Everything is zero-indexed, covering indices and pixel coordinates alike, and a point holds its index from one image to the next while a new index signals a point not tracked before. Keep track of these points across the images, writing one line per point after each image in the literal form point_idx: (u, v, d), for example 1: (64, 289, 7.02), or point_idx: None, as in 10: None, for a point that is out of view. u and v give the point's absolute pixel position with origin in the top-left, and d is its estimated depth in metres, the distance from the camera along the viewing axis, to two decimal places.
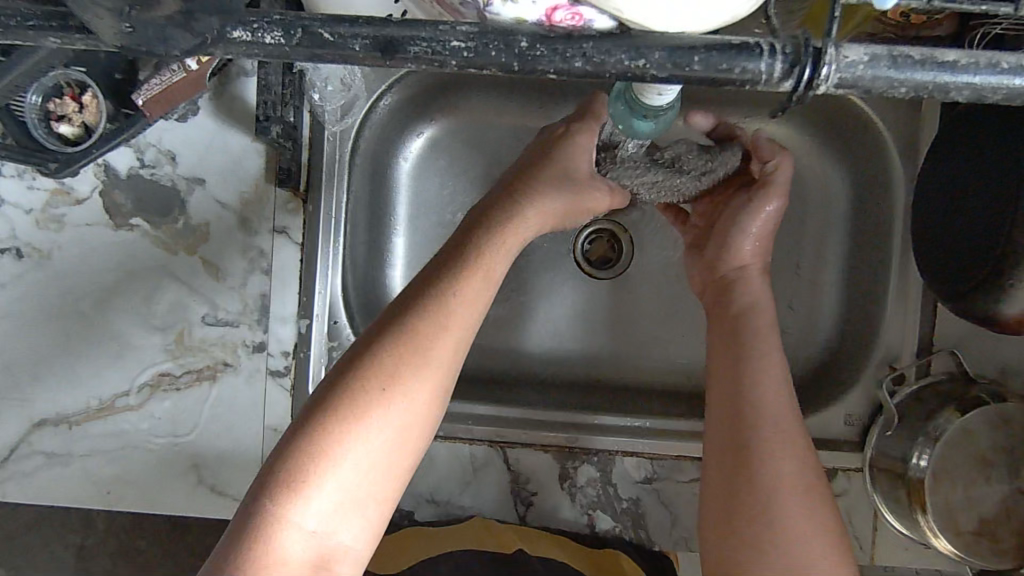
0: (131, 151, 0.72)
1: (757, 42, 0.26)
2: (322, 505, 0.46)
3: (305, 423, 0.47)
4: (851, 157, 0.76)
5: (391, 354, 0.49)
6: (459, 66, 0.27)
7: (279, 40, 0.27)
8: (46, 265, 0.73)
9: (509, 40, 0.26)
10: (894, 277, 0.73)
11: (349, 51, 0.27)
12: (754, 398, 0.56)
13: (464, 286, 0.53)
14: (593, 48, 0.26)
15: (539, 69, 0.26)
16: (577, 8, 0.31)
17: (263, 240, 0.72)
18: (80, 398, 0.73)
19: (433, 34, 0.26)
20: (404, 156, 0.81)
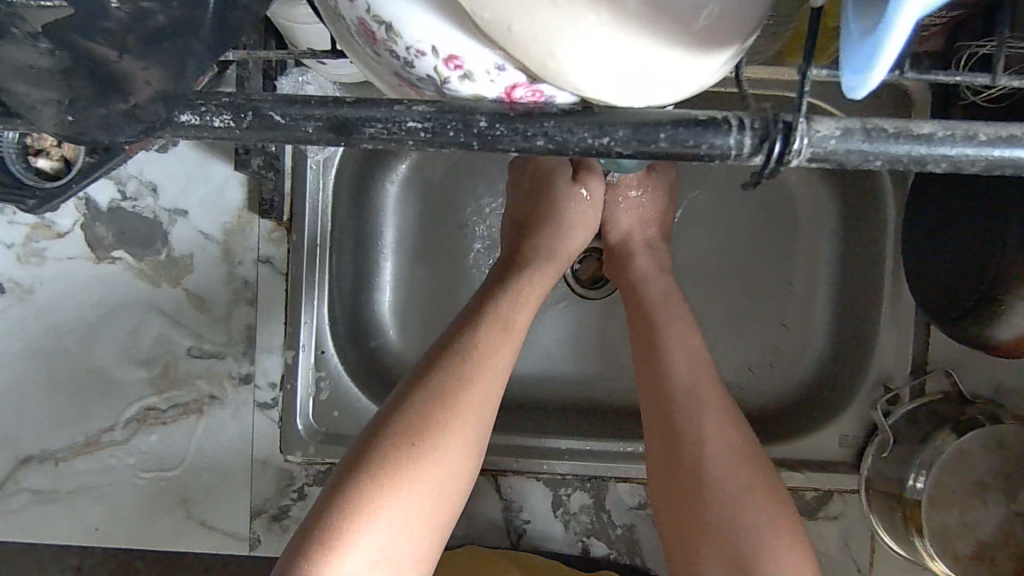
0: (112, 184, 0.71)
1: (725, 117, 0.26)
2: (362, 563, 0.47)
3: (341, 484, 0.49)
4: (842, 173, 0.76)
5: (424, 414, 0.51)
6: (416, 146, 0.27)
7: (228, 123, 0.28)
8: (29, 300, 0.72)
9: (468, 119, 0.27)
10: (886, 296, 0.72)
11: (301, 132, 0.28)
12: (686, 413, 0.56)
13: (484, 347, 0.55)
14: (555, 127, 0.26)
15: (500, 148, 0.27)
16: (536, 85, 0.31)
17: (247, 271, 0.72)
18: (66, 434, 0.72)
19: (388, 114, 0.27)
20: (392, 178, 0.78)
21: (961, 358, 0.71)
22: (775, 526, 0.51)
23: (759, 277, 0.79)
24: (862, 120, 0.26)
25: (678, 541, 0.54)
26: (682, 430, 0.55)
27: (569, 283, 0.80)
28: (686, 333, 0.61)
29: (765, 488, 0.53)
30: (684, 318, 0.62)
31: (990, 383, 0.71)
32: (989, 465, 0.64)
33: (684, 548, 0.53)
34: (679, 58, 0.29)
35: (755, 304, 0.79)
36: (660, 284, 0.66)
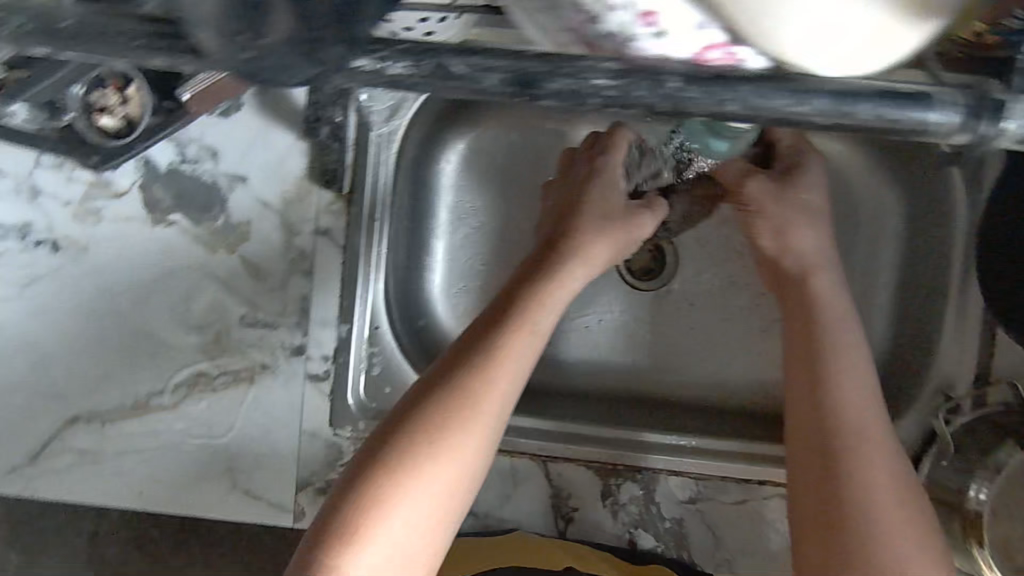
0: (172, 146, 0.70)
1: (929, 92, 0.28)
2: (379, 560, 0.44)
3: (359, 475, 0.47)
4: (909, 175, 0.75)
5: (446, 409, 0.48)
6: (600, 102, 0.28)
7: (409, 68, 0.29)
8: (84, 259, 0.72)
9: (657, 77, 0.27)
10: (954, 300, 0.71)
11: (481, 83, 0.29)
12: (851, 445, 0.54)
13: (512, 338, 0.52)
14: (752, 91, 0.27)
15: (689, 106, 0.28)
16: (731, 47, 0.30)
17: (304, 241, 0.71)
18: (115, 395, 0.72)
19: (575, 71, 0.28)
20: (448, 158, 0.78)
21: None
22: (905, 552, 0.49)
23: None
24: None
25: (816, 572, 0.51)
26: (839, 464, 0.53)
27: (621, 275, 0.81)
28: (853, 360, 0.57)
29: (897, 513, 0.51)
30: (855, 341, 0.58)
31: None
32: None
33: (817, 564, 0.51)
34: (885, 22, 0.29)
35: None
36: (827, 291, 0.61)
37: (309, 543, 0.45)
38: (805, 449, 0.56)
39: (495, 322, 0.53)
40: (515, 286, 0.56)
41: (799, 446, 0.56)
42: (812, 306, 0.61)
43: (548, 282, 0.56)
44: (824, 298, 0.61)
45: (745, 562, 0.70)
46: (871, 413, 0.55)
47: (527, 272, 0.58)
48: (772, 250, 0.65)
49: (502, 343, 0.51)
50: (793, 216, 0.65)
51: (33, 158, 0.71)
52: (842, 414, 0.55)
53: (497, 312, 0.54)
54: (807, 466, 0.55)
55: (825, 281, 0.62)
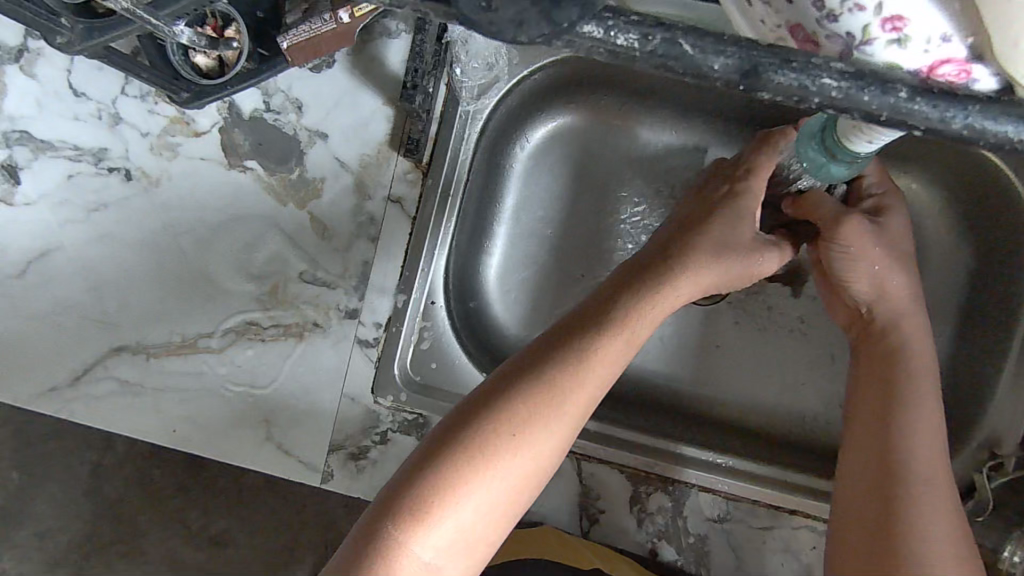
0: (259, 93, 0.70)
1: None
2: (441, 541, 0.46)
3: (430, 456, 0.48)
4: (983, 232, 0.75)
5: (533, 403, 0.49)
6: (821, 103, 0.27)
7: (633, 43, 0.27)
8: (154, 193, 0.72)
9: (887, 88, 0.27)
10: (1010, 361, 0.71)
11: (707, 68, 0.27)
12: (917, 492, 0.53)
13: (606, 341, 0.52)
14: (979, 111, 0.26)
15: (910, 122, 0.27)
16: (967, 65, 0.32)
17: (375, 206, 0.71)
18: (164, 330, 0.72)
19: (804, 68, 0.27)
20: (522, 145, 0.79)
21: None
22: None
23: None
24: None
25: None
26: (902, 506, 0.53)
27: None
28: (931, 411, 0.57)
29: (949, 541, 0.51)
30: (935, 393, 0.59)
31: None
32: None
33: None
34: None
35: None
36: (917, 341, 0.61)
37: (375, 514, 0.46)
38: (866, 473, 0.56)
39: (583, 324, 0.53)
40: (614, 287, 0.56)
41: (858, 481, 0.56)
42: (895, 353, 0.61)
43: (647, 286, 0.55)
44: (911, 346, 0.61)
45: None
46: (933, 447, 0.56)
47: (626, 274, 0.57)
48: (866, 299, 0.64)
49: (589, 343, 0.51)
50: (886, 259, 0.63)
51: (120, 85, 0.72)
52: (905, 441, 0.56)
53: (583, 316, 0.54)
54: (867, 504, 0.55)
55: (913, 332, 0.61)
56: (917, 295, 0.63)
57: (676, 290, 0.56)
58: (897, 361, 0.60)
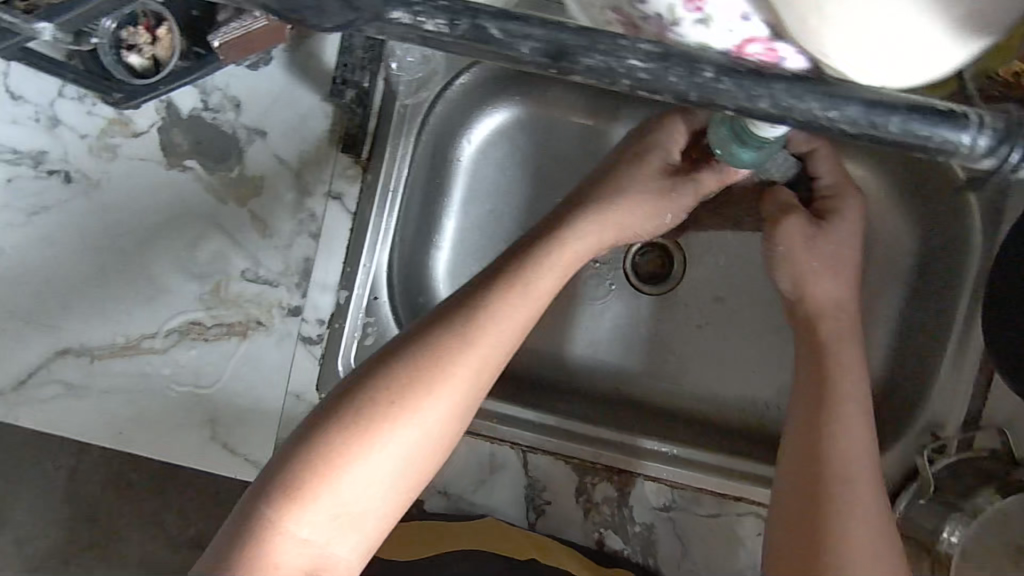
0: (196, 92, 0.70)
1: (965, 113, 0.29)
2: (320, 518, 0.48)
3: (310, 435, 0.49)
4: (928, 214, 0.75)
5: (411, 376, 0.50)
6: (630, 86, 0.28)
7: (441, 27, 0.28)
8: (94, 195, 0.71)
9: (694, 68, 0.28)
10: (953, 345, 0.70)
11: (513, 51, 0.28)
12: (838, 491, 0.54)
13: (490, 313, 0.53)
14: (785, 92, 0.28)
15: (719, 102, 0.28)
16: (769, 44, 0.37)
17: (315, 203, 0.71)
18: (108, 332, 0.72)
19: (612, 50, 0.28)
20: (468, 139, 0.79)
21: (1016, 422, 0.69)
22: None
23: None
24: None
25: None
26: (830, 506, 0.54)
27: (628, 276, 0.81)
28: (856, 410, 0.58)
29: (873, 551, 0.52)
30: (859, 390, 0.59)
31: None
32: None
33: None
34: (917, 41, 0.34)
35: None
36: (839, 340, 0.61)
37: (258, 493, 0.49)
38: (798, 480, 0.57)
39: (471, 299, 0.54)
40: (507, 259, 0.57)
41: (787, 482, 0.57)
42: (823, 351, 0.61)
43: (540, 259, 0.57)
44: (839, 346, 0.61)
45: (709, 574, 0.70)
46: (863, 456, 0.56)
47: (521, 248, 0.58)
48: (791, 292, 0.65)
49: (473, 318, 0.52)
50: (819, 264, 0.63)
51: (57, 88, 0.70)
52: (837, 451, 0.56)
53: (478, 288, 0.55)
54: (795, 506, 0.56)
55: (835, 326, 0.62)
56: (845, 296, 0.64)
57: (562, 256, 0.58)
58: (823, 354, 0.61)
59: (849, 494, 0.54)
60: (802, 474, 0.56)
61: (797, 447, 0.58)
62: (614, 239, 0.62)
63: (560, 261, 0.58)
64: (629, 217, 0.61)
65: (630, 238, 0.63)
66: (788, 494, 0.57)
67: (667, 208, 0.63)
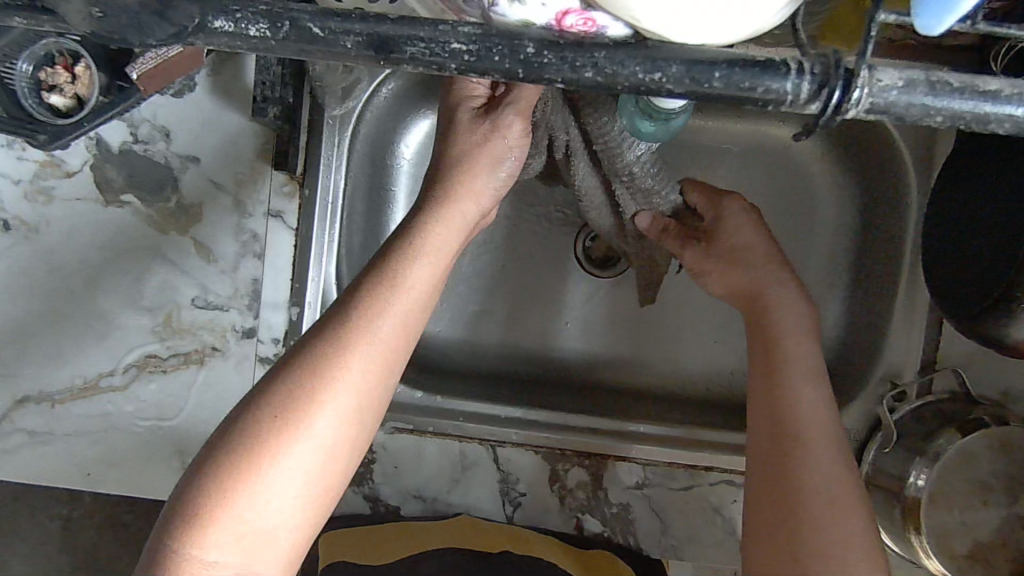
0: (124, 125, 0.69)
1: (785, 61, 0.27)
2: (227, 540, 0.45)
3: (205, 460, 0.47)
4: (863, 168, 0.75)
5: (293, 386, 0.48)
6: (458, 69, 0.27)
7: (264, 32, 0.28)
8: (34, 240, 0.71)
9: (515, 45, 0.27)
10: (901, 292, 0.71)
11: (339, 48, 0.28)
12: (804, 446, 0.54)
13: (366, 308, 0.51)
14: (606, 58, 0.27)
15: (546, 76, 0.27)
16: (588, 13, 0.30)
17: (256, 223, 0.71)
18: (63, 376, 0.71)
19: (433, 35, 0.27)
20: (405, 142, 0.79)
21: (970, 359, 0.70)
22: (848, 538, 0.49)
23: None
24: (927, 72, 0.26)
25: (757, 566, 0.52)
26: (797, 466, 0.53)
27: (580, 262, 0.80)
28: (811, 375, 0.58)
29: (849, 504, 0.51)
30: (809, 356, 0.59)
31: (998, 386, 0.70)
32: (991, 465, 0.64)
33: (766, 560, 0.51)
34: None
35: None
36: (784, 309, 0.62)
37: (163, 523, 0.46)
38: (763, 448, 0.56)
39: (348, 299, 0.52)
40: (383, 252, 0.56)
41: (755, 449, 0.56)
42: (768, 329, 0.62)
43: (417, 247, 0.55)
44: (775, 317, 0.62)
45: (689, 546, 0.71)
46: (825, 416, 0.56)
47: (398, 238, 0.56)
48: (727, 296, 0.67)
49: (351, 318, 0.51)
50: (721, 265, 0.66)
51: None
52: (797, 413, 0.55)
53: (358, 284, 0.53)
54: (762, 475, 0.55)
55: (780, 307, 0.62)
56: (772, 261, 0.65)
57: (433, 238, 0.56)
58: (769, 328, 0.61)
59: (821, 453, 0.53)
60: (767, 441, 0.56)
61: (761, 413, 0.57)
62: (474, 209, 0.60)
63: (440, 243, 0.56)
64: (469, 184, 0.59)
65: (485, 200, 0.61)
66: (755, 465, 0.56)
67: (490, 157, 0.60)
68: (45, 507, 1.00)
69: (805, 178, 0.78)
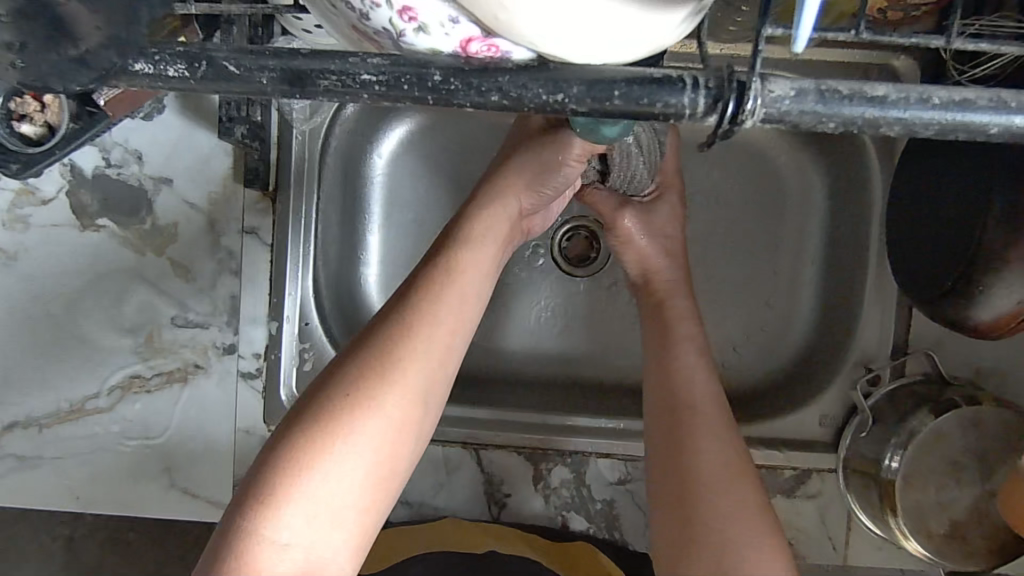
0: (96, 150, 0.70)
1: (679, 76, 0.27)
2: (301, 520, 0.47)
3: (276, 447, 0.49)
4: (829, 156, 0.76)
5: (366, 370, 0.51)
6: (371, 99, 0.28)
7: (183, 72, 0.28)
8: (13, 267, 0.71)
9: (422, 74, 0.28)
10: (870, 278, 0.72)
11: (256, 83, 0.29)
12: (691, 436, 0.58)
13: (431, 298, 0.55)
14: (510, 82, 0.27)
15: (456, 102, 0.28)
16: (492, 39, 0.31)
17: (232, 241, 0.72)
18: (49, 401, 0.72)
19: (343, 67, 0.28)
20: (378, 153, 0.80)
21: (941, 341, 0.71)
22: (746, 510, 0.54)
23: (744, 256, 0.79)
24: (817, 81, 0.27)
25: (665, 538, 0.56)
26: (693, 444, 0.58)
27: (557, 261, 0.80)
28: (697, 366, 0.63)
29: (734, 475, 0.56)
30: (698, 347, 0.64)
31: (971, 365, 0.71)
32: (963, 444, 0.65)
33: (673, 533, 0.55)
34: (635, 14, 0.28)
35: (739, 281, 0.79)
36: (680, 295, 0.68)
37: (236, 509, 0.48)
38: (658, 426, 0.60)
39: (412, 291, 0.55)
40: (440, 244, 0.60)
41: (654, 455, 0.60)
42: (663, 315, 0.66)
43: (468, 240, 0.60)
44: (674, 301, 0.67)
45: None
46: (704, 388, 0.61)
47: (450, 231, 0.61)
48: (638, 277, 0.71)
49: (419, 307, 0.54)
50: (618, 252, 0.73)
51: None
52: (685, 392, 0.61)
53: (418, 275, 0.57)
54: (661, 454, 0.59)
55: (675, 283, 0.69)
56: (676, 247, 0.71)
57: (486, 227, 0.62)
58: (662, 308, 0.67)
59: (703, 428, 0.58)
60: (664, 421, 0.60)
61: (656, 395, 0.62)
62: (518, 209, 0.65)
63: (489, 244, 0.61)
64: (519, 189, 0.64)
65: (525, 198, 0.65)
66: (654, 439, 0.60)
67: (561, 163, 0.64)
68: (47, 527, 1.01)
69: (773, 168, 0.79)
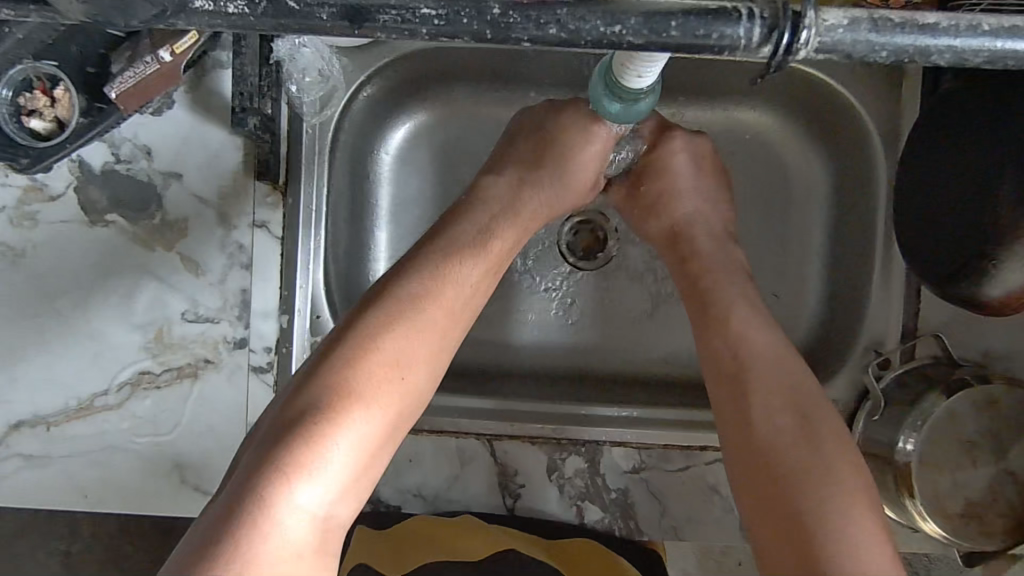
0: (105, 146, 0.70)
1: (736, 10, 0.32)
2: (321, 488, 0.48)
3: (297, 412, 0.50)
4: (833, 145, 0.77)
5: (382, 342, 0.53)
6: (427, 32, 0.33)
7: (242, 10, 0.33)
8: (21, 264, 0.71)
9: (480, 8, 0.33)
10: (878, 263, 0.73)
11: (315, 20, 0.33)
12: (772, 408, 0.54)
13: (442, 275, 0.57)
14: (567, 16, 0.32)
15: (511, 34, 0.33)
16: None
17: (242, 234, 0.72)
18: (57, 398, 0.71)
19: (400, 4, 0.33)
20: (386, 148, 0.81)
21: (951, 324, 0.72)
22: (854, 487, 0.50)
23: (751, 245, 0.80)
24: (868, 13, 0.32)
25: (755, 515, 0.52)
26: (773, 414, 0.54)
27: (563, 254, 0.80)
28: (755, 331, 0.59)
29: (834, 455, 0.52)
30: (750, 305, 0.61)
31: (980, 347, 0.71)
32: (976, 424, 0.66)
33: (755, 503, 0.52)
34: None
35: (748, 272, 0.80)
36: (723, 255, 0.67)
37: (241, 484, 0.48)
38: (726, 392, 0.57)
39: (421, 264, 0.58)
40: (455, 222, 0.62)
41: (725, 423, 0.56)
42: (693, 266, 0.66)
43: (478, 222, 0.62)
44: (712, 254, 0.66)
45: (690, 527, 0.72)
46: (772, 351, 0.58)
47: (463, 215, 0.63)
48: (666, 232, 0.70)
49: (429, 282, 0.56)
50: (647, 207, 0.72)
51: None
52: (754, 355, 0.57)
53: (419, 250, 0.59)
54: (731, 420, 0.56)
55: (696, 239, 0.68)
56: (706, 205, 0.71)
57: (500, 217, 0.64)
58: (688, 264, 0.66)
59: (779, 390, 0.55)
60: (724, 383, 0.57)
61: (717, 357, 0.59)
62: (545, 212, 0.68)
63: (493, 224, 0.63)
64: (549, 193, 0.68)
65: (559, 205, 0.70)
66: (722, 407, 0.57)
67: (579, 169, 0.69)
68: (46, 541, 0.99)
69: (777, 157, 0.80)
